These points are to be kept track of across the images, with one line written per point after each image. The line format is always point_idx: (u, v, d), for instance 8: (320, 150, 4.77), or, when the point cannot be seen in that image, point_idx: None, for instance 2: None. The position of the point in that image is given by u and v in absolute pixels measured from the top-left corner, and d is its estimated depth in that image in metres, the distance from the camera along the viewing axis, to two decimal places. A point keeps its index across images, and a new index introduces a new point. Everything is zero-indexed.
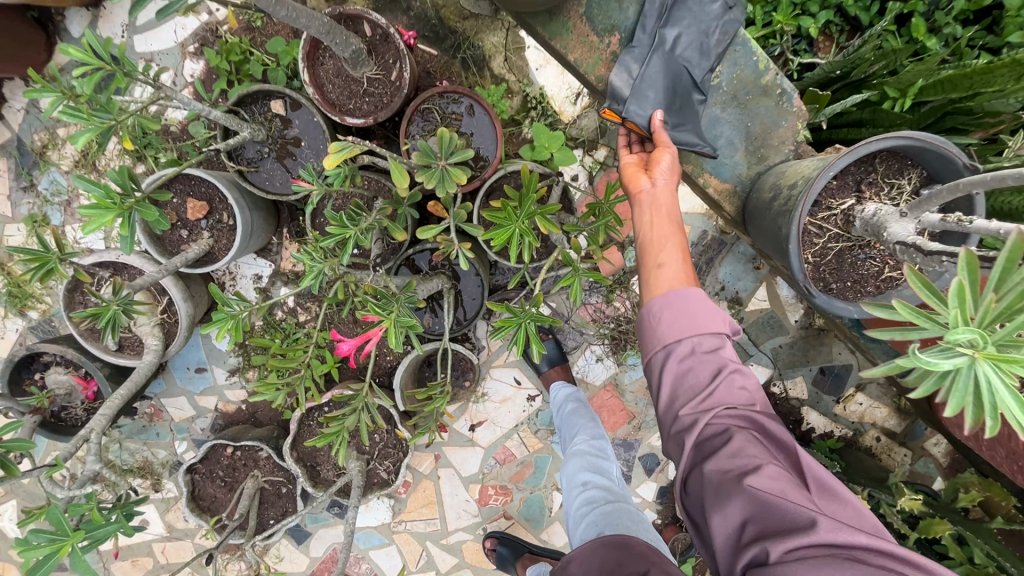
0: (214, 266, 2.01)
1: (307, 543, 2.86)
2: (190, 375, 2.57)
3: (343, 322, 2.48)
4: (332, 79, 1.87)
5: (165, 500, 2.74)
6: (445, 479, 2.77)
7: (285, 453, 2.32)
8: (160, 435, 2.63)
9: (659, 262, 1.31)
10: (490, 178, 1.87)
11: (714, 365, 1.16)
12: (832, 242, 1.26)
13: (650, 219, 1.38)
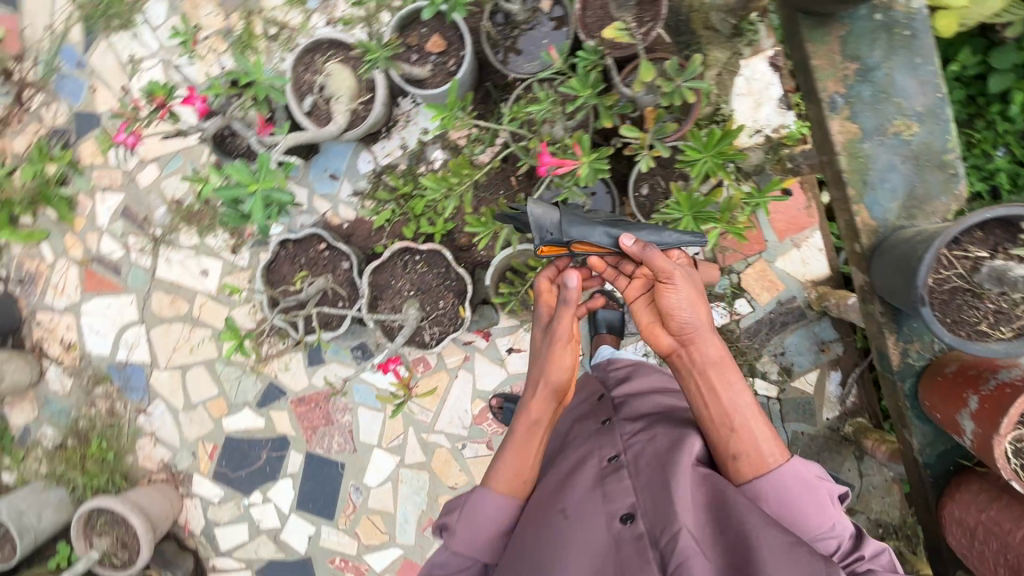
0: (419, 94, 2.36)
1: (315, 368, 3.06)
2: (323, 177, 2.90)
3: (466, 203, 2.77)
4: (595, 9, 2.23)
5: (233, 264, 3.02)
6: (459, 381, 2.96)
7: (368, 271, 2.64)
8: (267, 209, 2.94)
9: (735, 417, 1.51)
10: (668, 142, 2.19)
11: (798, 483, 1.42)
12: (953, 276, 1.50)
13: (701, 374, 1.55)
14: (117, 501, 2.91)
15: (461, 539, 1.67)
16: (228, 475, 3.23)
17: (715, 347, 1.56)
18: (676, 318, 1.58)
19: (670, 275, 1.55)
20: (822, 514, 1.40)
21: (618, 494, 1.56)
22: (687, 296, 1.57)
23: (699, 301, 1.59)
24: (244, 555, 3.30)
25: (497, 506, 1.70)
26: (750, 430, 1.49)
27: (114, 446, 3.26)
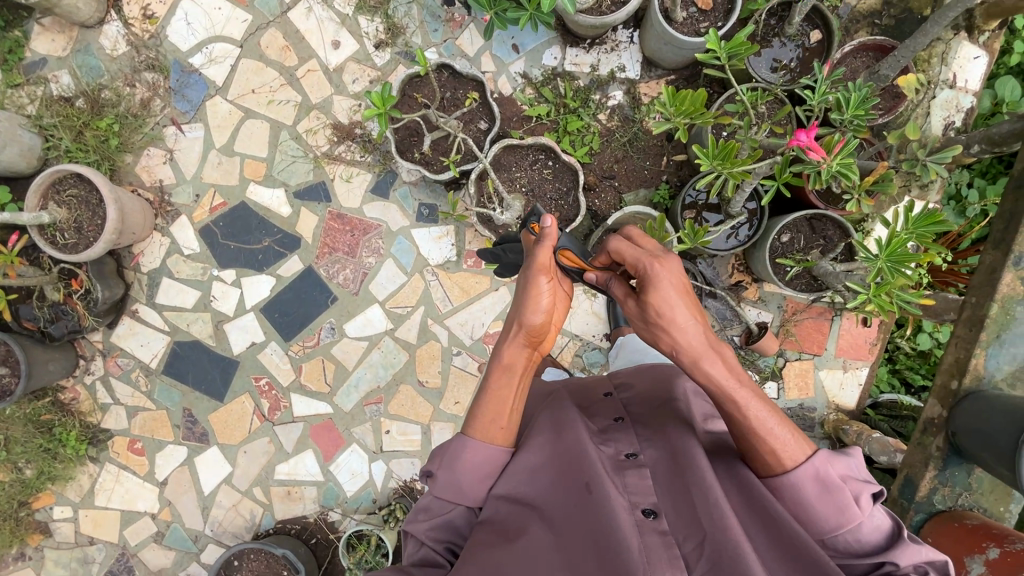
0: (664, 29, 2.34)
1: (373, 197, 2.88)
2: (505, 42, 2.79)
3: (614, 150, 2.73)
4: (849, 71, 2.33)
5: (367, 56, 2.84)
6: (494, 295, 2.87)
7: (502, 144, 2.49)
8: (436, 32, 2.80)
9: (738, 434, 1.20)
10: (837, 211, 2.23)
11: (815, 485, 1.14)
12: None
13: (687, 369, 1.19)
14: (106, 186, 2.56)
15: (445, 484, 1.28)
16: (215, 237, 2.94)
17: (718, 369, 1.17)
18: (657, 346, 1.23)
19: (625, 304, 1.30)
20: (842, 517, 1.12)
21: (635, 483, 1.26)
22: (665, 317, 1.18)
23: (681, 325, 1.17)
24: (174, 320, 2.97)
25: (481, 454, 1.29)
26: (767, 441, 1.17)
27: (122, 137, 2.88)
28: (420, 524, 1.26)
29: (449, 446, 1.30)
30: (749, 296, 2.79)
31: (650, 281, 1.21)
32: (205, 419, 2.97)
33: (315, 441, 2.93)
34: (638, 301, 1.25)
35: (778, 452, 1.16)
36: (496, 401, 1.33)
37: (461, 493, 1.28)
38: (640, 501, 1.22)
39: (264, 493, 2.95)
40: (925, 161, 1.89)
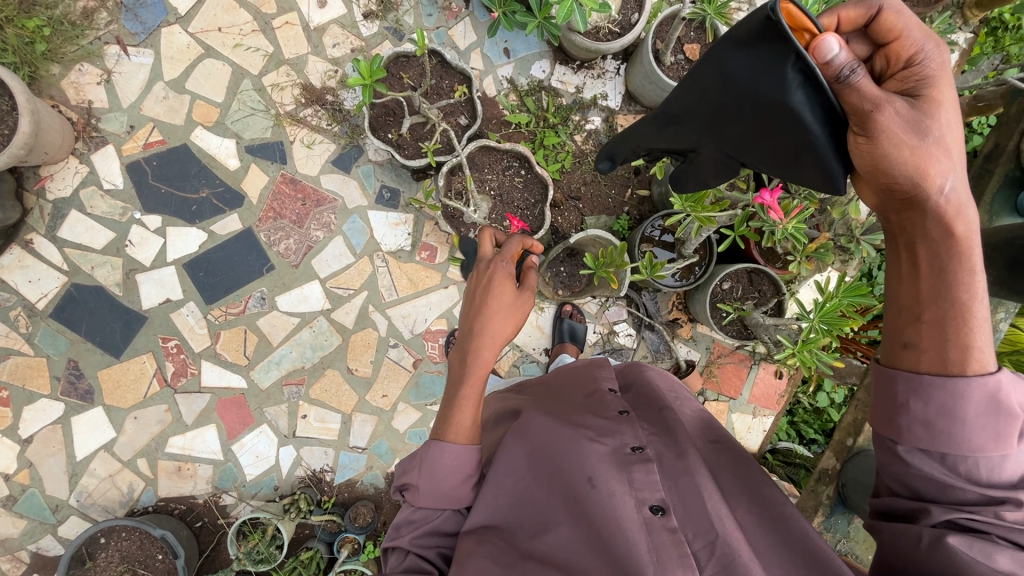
0: (651, 68, 2.44)
1: (333, 169, 2.73)
2: (497, 44, 2.78)
3: (584, 172, 2.79)
4: None
5: (353, 24, 2.71)
6: (442, 292, 2.78)
7: (480, 143, 2.45)
8: (430, 17, 2.73)
9: (927, 307, 0.96)
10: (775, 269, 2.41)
11: (980, 400, 0.92)
12: None
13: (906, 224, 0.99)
14: (23, 94, 2.23)
15: (428, 493, 1.19)
16: (144, 177, 2.65)
17: (968, 221, 0.94)
18: (900, 179, 0.96)
19: (879, 109, 0.95)
20: (988, 441, 0.92)
21: (643, 478, 1.16)
22: (933, 137, 0.93)
23: (951, 152, 0.94)
24: (76, 260, 2.62)
25: (460, 457, 1.18)
26: (971, 332, 0.93)
27: (52, 44, 2.53)
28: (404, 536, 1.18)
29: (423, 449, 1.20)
30: (683, 333, 2.94)
31: (928, 84, 0.97)
32: (94, 375, 2.63)
33: (220, 416, 2.69)
34: (910, 107, 0.95)
35: (971, 347, 0.93)
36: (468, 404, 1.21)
37: (445, 494, 1.19)
38: (647, 497, 1.13)
39: (149, 466, 2.66)
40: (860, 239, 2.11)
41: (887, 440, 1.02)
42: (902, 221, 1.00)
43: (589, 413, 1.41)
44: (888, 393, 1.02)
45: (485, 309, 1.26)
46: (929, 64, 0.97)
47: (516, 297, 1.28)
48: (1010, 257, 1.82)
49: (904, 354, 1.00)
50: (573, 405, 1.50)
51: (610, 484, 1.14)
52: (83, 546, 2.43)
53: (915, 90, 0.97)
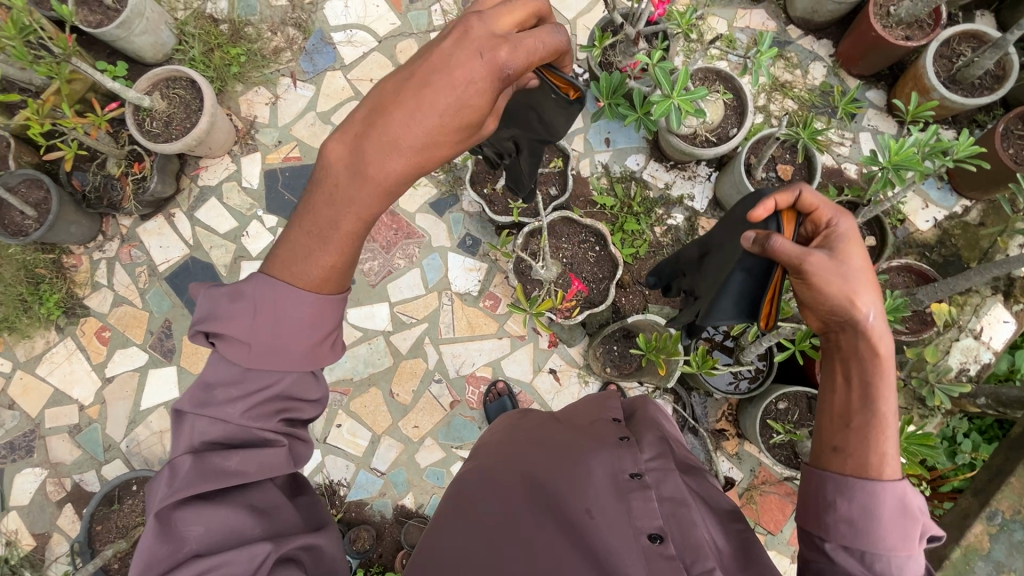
0: (741, 178, 2.55)
1: (429, 210, 3.03)
2: (600, 133, 3.04)
3: (657, 261, 2.87)
4: (889, 281, 2.48)
5: None
6: (495, 342, 2.88)
7: (563, 214, 2.64)
8: None
9: (856, 414, 1.01)
10: None
11: (895, 504, 0.98)
12: None
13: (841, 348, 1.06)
14: (211, 99, 2.76)
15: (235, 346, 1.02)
16: (275, 183, 3.09)
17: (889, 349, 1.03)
18: (831, 310, 1.06)
19: (805, 261, 1.08)
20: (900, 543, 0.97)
21: (640, 507, 1.10)
22: (852, 276, 1.06)
23: (875, 295, 1.05)
24: (201, 238, 3.05)
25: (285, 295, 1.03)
26: (885, 440, 1.00)
27: (243, 68, 3.13)
28: (228, 408, 1.01)
29: (264, 297, 1.02)
30: (727, 447, 2.79)
31: (849, 246, 1.11)
32: (179, 338, 2.96)
33: None
34: (830, 257, 1.09)
35: (887, 455, 0.99)
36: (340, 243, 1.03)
37: (280, 356, 1.03)
38: (645, 525, 1.07)
39: None
40: (934, 387, 1.95)
41: (813, 536, 1.03)
42: (839, 337, 1.07)
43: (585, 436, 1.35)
44: (817, 492, 1.05)
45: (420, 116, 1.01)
46: (842, 231, 1.16)
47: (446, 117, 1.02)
48: None
49: (830, 457, 1.04)
50: (571, 431, 1.41)
51: (608, 516, 1.10)
52: (116, 488, 2.62)
53: (831, 249, 1.12)
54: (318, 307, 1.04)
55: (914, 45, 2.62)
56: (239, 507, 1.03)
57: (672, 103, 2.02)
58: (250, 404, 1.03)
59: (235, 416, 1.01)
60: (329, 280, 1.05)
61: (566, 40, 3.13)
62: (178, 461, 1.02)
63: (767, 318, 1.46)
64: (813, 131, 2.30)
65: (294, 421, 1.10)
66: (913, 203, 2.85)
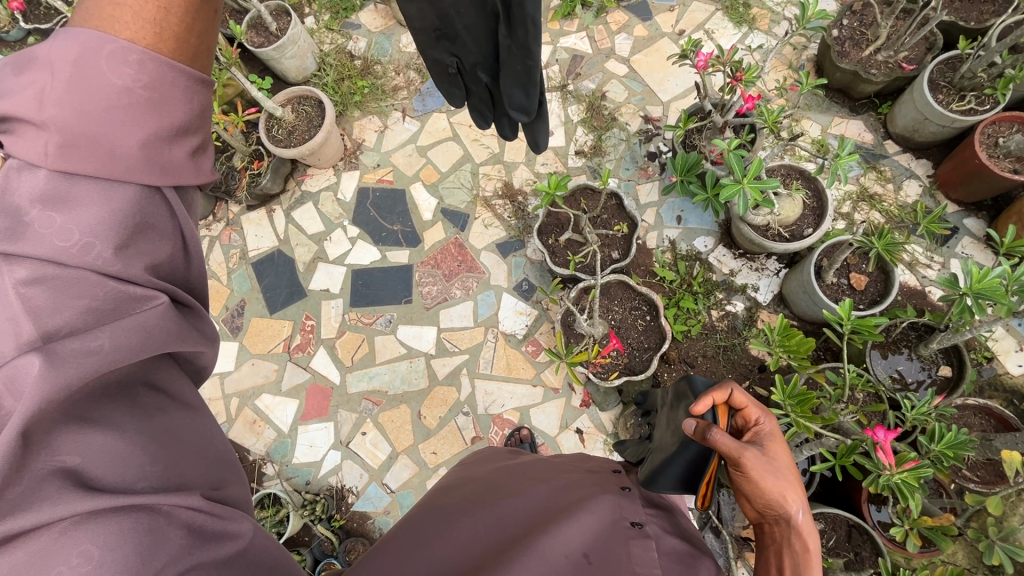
0: (809, 279, 2.50)
1: (494, 249, 3.19)
2: (673, 210, 3.10)
3: (707, 345, 2.81)
4: (960, 420, 2.27)
5: (566, 155, 3.29)
6: (528, 388, 2.90)
7: (620, 277, 2.69)
8: (627, 171, 3.20)
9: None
10: (880, 534, 2.06)
11: None
12: None
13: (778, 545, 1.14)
14: (330, 119, 3.15)
15: (88, 137, 0.88)
16: (365, 199, 3.41)
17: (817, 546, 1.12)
18: (768, 504, 1.15)
19: (742, 456, 1.16)
20: None
21: (640, 555, 1.08)
22: (785, 477, 1.16)
23: (802, 500, 1.15)
24: (291, 235, 3.39)
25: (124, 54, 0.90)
26: None
27: (364, 98, 3.55)
28: (59, 242, 0.83)
29: (69, 55, 0.88)
30: (749, 559, 2.56)
31: (777, 450, 1.23)
32: (248, 318, 3.24)
33: (306, 397, 3.05)
34: (761, 454, 1.18)
35: None
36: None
37: (109, 155, 0.89)
38: (644, 571, 1.05)
39: (236, 408, 3.07)
40: (993, 543, 1.74)
41: None
42: (773, 529, 1.16)
43: (589, 482, 1.33)
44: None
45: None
46: (768, 431, 1.28)
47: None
48: None
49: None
50: (573, 474, 1.42)
51: (607, 555, 1.07)
52: None
53: (760, 445, 1.23)
54: (149, 75, 0.91)
55: (1021, 179, 2.50)
56: (125, 422, 0.85)
57: (741, 189, 2.08)
58: (113, 241, 0.86)
59: (82, 257, 0.83)
60: (161, 23, 0.94)
61: (657, 120, 3.28)
62: (15, 360, 0.76)
63: (703, 498, 1.27)
64: (891, 242, 2.21)
65: (167, 276, 0.96)
66: (1004, 342, 2.62)
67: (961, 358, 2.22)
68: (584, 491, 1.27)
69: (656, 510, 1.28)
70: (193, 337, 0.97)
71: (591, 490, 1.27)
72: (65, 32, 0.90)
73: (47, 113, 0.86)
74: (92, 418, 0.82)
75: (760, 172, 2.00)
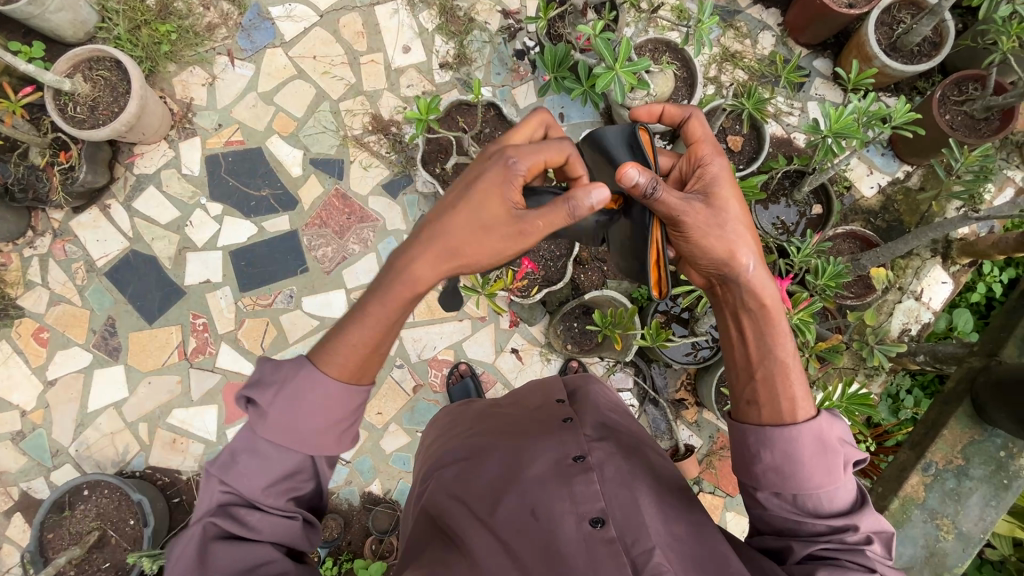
0: None
1: (382, 192, 2.95)
2: (554, 108, 3.00)
3: None
4: (835, 249, 2.55)
5: (430, 71, 3.00)
6: (456, 324, 2.86)
7: None
8: (498, 76, 3.00)
9: (757, 367, 1.19)
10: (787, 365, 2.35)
11: (814, 443, 1.12)
12: None
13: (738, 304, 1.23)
14: (139, 81, 2.59)
15: (276, 424, 1.07)
16: (218, 169, 2.95)
17: (767, 290, 1.21)
18: (719, 263, 1.23)
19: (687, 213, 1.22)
20: (826, 478, 1.11)
21: (582, 492, 1.10)
22: (730, 227, 1.23)
23: (748, 244, 1.23)
24: (141, 229, 2.90)
25: (333, 395, 1.09)
26: (790, 384, 1.16)
27: (175, 47, 2.94)
28: (249, 481, 1.08)
29: (295, 377, 1.08)
30: (687, 415, 2.86)
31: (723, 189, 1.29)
32: (125, 336, 2.83)
33: (223, 399, 2.80)
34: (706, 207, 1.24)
35: (794, 400, 1.15)
36: (381, 312, 1.13)
37: (295, 438, 1.08)
38: (587, 510, 1.08)
39: (148, 432, 2.76)
40: (872, 348, 2.04)
41: (749, 486, 1.19)
42: (728, 290, 1.25)
43: (534, 424, 1.34)
44: (744, 446, 1.19)
45: (450, 207, 1.20)
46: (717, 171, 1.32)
47: (473, 182, 1.22)
48: None
49: (746, 409, 1.20)
50: (521, 416, 1.43)
51: (552, 504, 1.10)
52: (67, 493, 2.50)
53: (709, 193, 1.28)
54: (343, 407, 1.10)
55: (857, 13, 2.64)
56: (249, 550, 1.06)
57: (614, 75, 2.01)
58: (272, 482, 1.08)
59: (253, 487, 1.08)
60: (355, 351, 1.11)
61: (516, 13, 3.04)
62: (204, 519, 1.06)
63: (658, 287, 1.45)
64: (758, 100, 2.30)
65: (305, 504, 1.15)
66: (858, 170, 2.93)
67: (829, 194, 2.44)
68: (526, 438, 1.28)
69: (599, 427, 1.30)
70: (308, 533, 1.15)
71: (533, 435, 1.28)
72: (306, 360, 1.10)
73: (264, 400, 1.07)
74: (240, 552, 1.05)
75: (630, 52, 1.93)
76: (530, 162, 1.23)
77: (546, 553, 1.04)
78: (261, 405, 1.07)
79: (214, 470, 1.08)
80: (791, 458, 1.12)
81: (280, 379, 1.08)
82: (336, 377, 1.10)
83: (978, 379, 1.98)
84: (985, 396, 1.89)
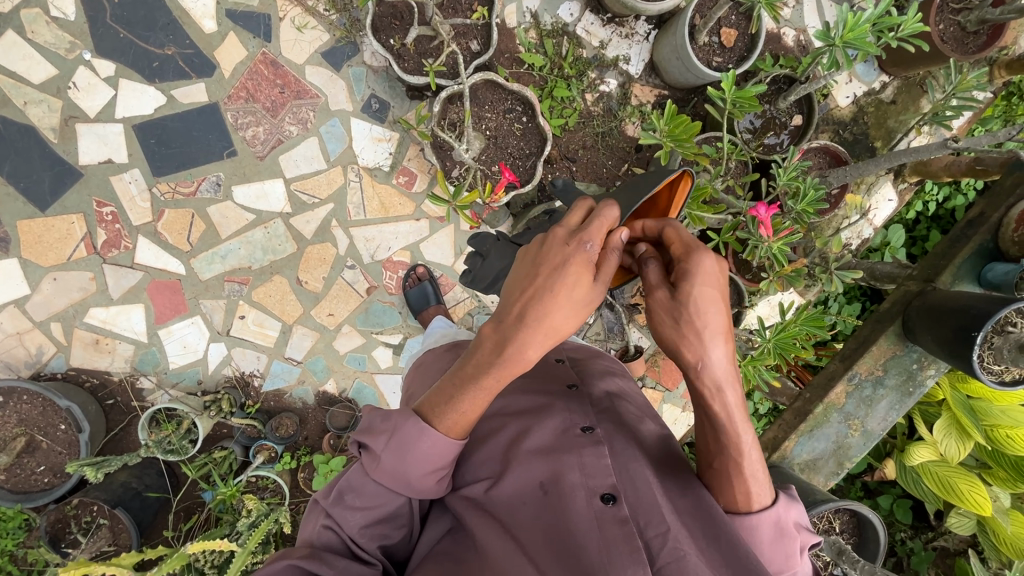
0: (683, 44, 2.31)
1: (321, 62, 2.48)
2: None
3: (586, 134, 2.65)
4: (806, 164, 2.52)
5: None
6: (412, 224, 2.65)
7: (486, 76, 2.28)
8: None
9: (717, 458, 1.04)
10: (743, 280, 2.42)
11: (772, 531, 1.02)
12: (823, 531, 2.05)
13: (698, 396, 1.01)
14: None
15: (389, 471, 1.01)
16: (101, 15, 2.33)
17: (728, 392, 0.99)
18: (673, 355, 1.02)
19: (654, 294, 1.03)
20: (782, 563, 1.04)
21: (592, 464, 1.07)
22: (693, 321, 0.98)
23: (711, 338, 0.97)
24: (8, 90, 2.31)
25: (442, 448, 1.01)
26: (746, 482, 1.02)
27: None
28: (349, 518, 1.01)
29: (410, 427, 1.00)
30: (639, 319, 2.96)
31: (689, 274, 0.98)
32: (12, 224, 2.39)
33: (150, 298, 2.52)
34: (672, 297, 1.00)
35: (752, 495, 1.02)
36: (482, 398, 1.00)
37: (399, 482, 1.02)
38: (598, 485, 1.03)
39: (63, 333, 2.47)
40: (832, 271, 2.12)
41: None
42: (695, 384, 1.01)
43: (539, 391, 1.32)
44: None
45: (543, 290, 0.96)
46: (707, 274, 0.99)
47: (530, 270, 0.99)
48: (959, 325, 1.87)
49: (709, 485, 1.08)
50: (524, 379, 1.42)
51: (561, 475, 1.05)
52: None
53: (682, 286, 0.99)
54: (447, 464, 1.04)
55: None
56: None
57: None
58: (363, 523, 1.02)
59: (350, 525, 1.01)
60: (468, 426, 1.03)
61: None
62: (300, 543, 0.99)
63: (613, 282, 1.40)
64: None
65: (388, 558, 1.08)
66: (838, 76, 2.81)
67: (814, 106, 2.34)
68: (532, 408, 1.24)
69: (602, 401, 1.28)
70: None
71: (539, 405, 1.25)
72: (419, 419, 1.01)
73: (378, 442, 1.01)
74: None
75: None
76: (601, 227, 1.00)
77: (554, 532, 0.98)
78: (374, 449, 1.01)
79: (324, 502, 1.02)
80: (752, 543, 1.02)
81: (390, 425, 1.01)
82: (451, 435, 1.02)
83: (912, 302, 2.14)
84: (917, 319, 2.07)
